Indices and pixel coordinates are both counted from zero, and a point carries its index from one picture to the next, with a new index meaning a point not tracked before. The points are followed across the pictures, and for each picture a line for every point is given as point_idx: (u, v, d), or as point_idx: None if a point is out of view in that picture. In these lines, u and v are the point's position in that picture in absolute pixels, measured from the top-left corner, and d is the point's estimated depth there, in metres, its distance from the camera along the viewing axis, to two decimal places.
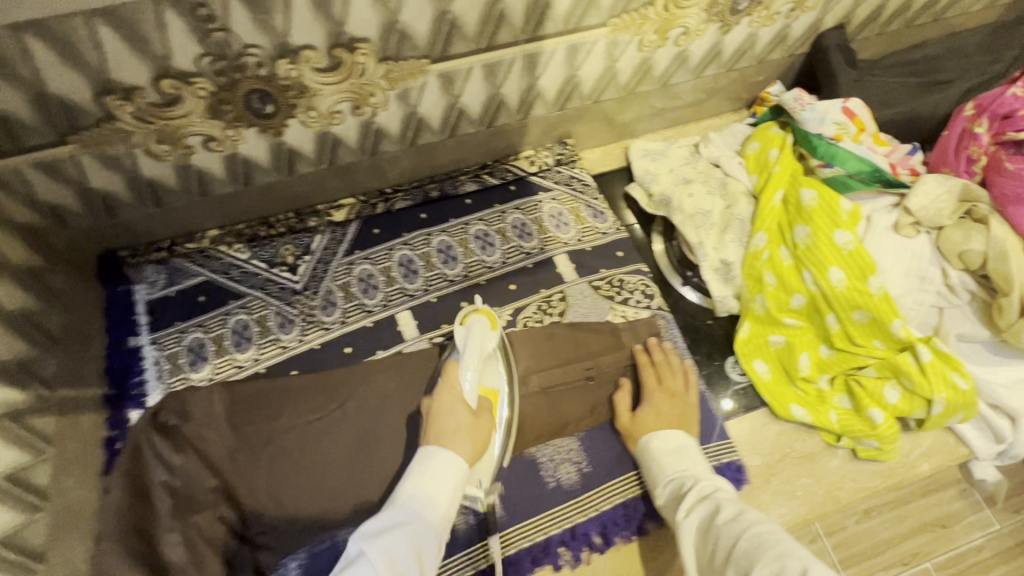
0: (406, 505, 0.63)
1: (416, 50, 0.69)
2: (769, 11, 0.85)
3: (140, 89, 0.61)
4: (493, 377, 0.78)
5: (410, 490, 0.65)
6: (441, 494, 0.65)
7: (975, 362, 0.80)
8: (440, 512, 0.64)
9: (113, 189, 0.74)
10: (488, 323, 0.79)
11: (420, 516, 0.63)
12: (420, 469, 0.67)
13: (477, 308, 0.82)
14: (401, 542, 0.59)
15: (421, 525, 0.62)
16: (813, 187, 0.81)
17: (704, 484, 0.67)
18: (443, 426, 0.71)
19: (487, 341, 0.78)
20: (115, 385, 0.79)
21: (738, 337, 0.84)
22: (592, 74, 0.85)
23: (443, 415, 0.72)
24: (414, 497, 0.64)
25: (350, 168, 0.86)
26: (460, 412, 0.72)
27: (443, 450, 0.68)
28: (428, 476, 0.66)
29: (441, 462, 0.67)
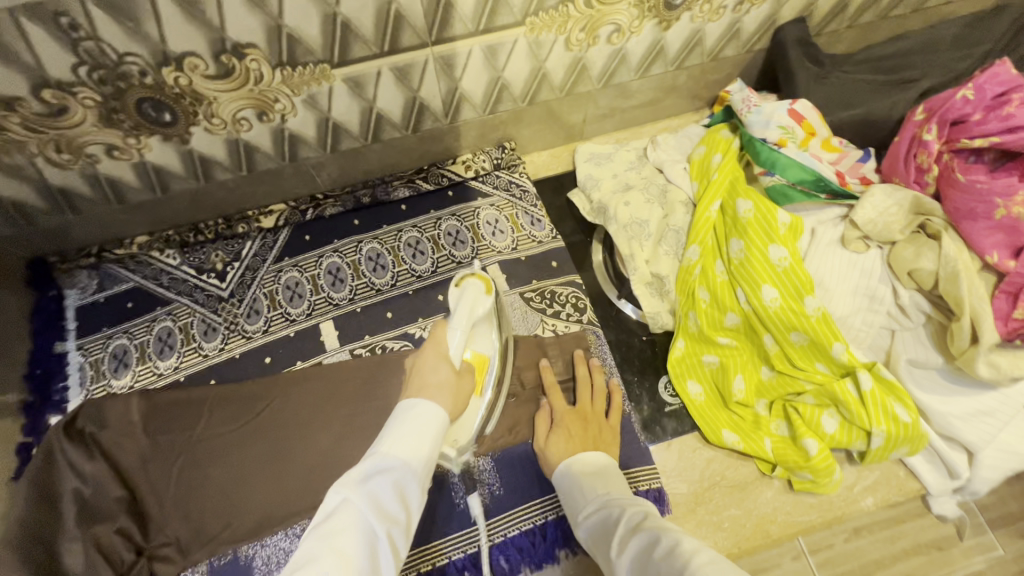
0: (389, 449, 0.51)
1: (312, 55, 0.66)
2: (712, 4, 0.79)
3: (22, 99, 0.60)
4: (484, 342, 0.68)
5: (394, 431, 0.53)
6: (425, 439, 0.53)
7: (931, 392, 0.73)
8: (427, 455, 0.53)
9: (25, 197, 0.74)
10: (484, 288, 0.65)
11: (407, 460, 0.51)
12: (402, 408, 0.55)
13: (474, 270, 0.66)
14: (384, 491, 0.49)
15: (406, 471, 0.51)
16: (749, 197, 0.75)
17: (630, 511, 0.58)
18: (423, 383, 0.58)
19: (479, 306, 0.65)
20: (36, 391, 0.80)
21: (672, 355, 0.80)
22: (520, 75, 0.80)
23: (422, 371, 0.60)
24: (396, 441, 0.52)
25: (273, 174, 0.85)
26: (444, 368, 0.60)
27: (424, 402, 0.55)
28: (411, 419, 0.53)
29: (425, 409, 0.54)
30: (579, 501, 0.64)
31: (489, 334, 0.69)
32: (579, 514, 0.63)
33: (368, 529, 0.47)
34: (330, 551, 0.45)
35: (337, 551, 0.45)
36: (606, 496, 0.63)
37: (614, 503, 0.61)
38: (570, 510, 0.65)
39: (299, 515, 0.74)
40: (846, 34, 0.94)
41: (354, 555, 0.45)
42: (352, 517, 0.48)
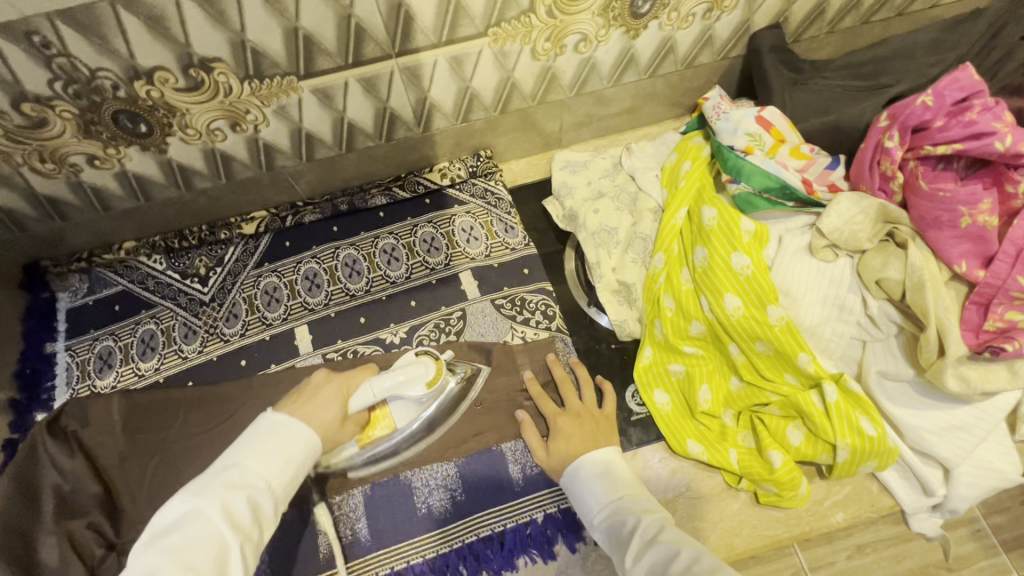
0: (250, 464, 0.55)
1: (277, 68, 0.68)
2: (680, 12, 0.79)
3: (4, 112, 0.64)
4: (401, 414, 0.73)
5: (258, 446, 0.57)
6: (288, 459, 0.58)
7: (903, 404, 0.70)
8: (288, 474, 0.57)
9: (15, 204, 0.78)
10: (428, 379, 0.69)
11: (266, 476, 0.56)
12: (270, 427, 0.59)
13: (438, 361, 0.71)
14: (238, 503, 0.53)
15: (266, 487, 0.55)
16: (714, 205, 0.75)
17: (646, 520, 0.60)
18: (308, 412, 0.63)
19: (409, 390, 0.68)
20: (26, 390, 0.83)
21: (639, 363, 0.79)
22: (488, 85, 0.82)
23: (315, 402, 0.65)
24: (261, 457, 0.56)
25: (251, 183, 0.87)
26: (334, 410, 0.65)
27: (299, 425, 0.60)
28: (281, 438, 0.58)
29: (295, 432, 0.59)
30: (589, 502, 0.66)
31: (409, 407, 0.73)
32: (589, 516, 0.65)
33: (218, 540, 0.50)
34: (177, 561, 0.48)
35: (184, 561, 0.48)
36: (617, 500, 0.64)
37: (627, 509, 0.63)
38: (579, 510, 0.67)
39: None
40: (827, 39, 0.92)
41: (200, 565, 0.49)
42: (200, 528, 0.51)
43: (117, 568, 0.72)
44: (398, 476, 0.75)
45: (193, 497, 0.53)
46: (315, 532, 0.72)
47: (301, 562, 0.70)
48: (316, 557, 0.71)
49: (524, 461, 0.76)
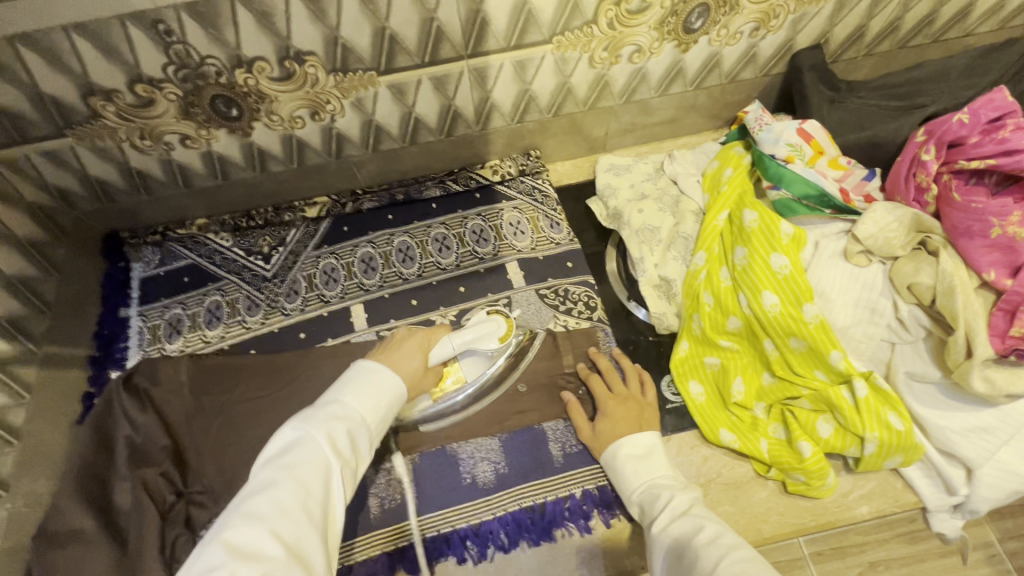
0: (349, 400, 0.59)
1: (362, 63, 0.75)
2: (729, 29, 0.85)
3: (119, 91, 0.71)
4: (471, 368, 0.83)
5: (356, 388, 0.61)
6: (381, 398, 0.62)
7: (929, 405, 0.74)
8: (380, 412, 0.61)
9: (108, 176, 0.85)
10: (500, 333, 0.81)
11: (362, 412, 0.60)
12: (365, 373, 0.64)
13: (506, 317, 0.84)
14: (341, 431, 0.56)
15: (362, 420, 0.59)
16: (755, 209, 0.80)
17: (678, 498, 0.63)
18: (397, 359, 0.69)
19: (483, 341, 0.79)
20: (101, 348, 0.89)
21: (675, 355, 0.84)
22: (547, 88, 0.88)
23: (404, 351, 0.71)
24: (357, 394, 0.60)
25: (319, 169, 0.94)
26: (418, 361, 0.70)
27: (388, 372, 0.65)
28: (374, 382, 0.62)
29: (384, 377, 0.64)
30: (629, 480, 0.71)
31: (478, 361, 0.84)
32: (628, 492, 0.70)
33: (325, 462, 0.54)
34: (289, 478, 0.51)
35: (295, 478, 0.52)
36: (655, 480, 0.69)
37: (662, 488, 0.67)
38: (618, 487, 0.72)
39: None
40: (864, 62, 0.98)
41: (309, 483, 0.52)
42: (309, 451, 0.54)
43: (182, 516, 0.77)
44: (445, 446, 0.81)
45: (301, 423, 0.57)
46: (366, 493, 0.77)
47: (353, 521, 0.75)
48: (368, 517, 0.75)
49: (564, 440, 0.81)
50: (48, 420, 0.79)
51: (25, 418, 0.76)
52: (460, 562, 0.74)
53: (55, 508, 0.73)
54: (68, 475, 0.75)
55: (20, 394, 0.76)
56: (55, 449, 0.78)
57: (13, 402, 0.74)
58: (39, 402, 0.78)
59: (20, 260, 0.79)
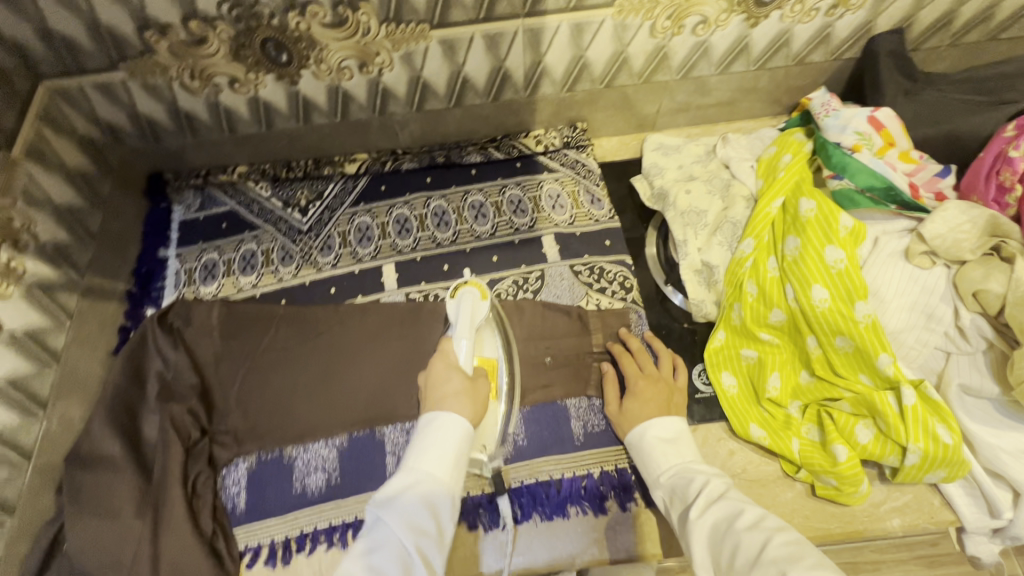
0: (416, 463, 0.60)
1: (415, 14, 0.73)
2: (805, 5, 0.80)
3: (173, 27, 0.71)
4: (490, 346, 0.79)
5: (419, 451, 0.62)
6: (448, 452, 0.62)
7: (981, 422, 0.69)
8: (450, 464, 0.61)
9: (157, 115, 0.86)
10: (480, 295, 0.80)
11: (430, 475, 0.60)
12: (425, 428, 0.64)
13: (468, 282, 0.82)
14: (415, 506, 0.57)
15: (432, 482, 0.59)
16: (813, 198, 0.75)
17: (713, 481, 0.61)
18: (443, 394, 0.68)
19: (477, 311, 0.78)
20: (140, 284, 0.90)
21: (710, 345, 0.81)
22: (602, 56, 0.84)
23: (438, 384, 0.70)
24: (424, 459, 0.61)
25: (363, 125, 0.93)
26: (457, 377, 0.71)
27: (443, 415, 0.64)
28: (433, 434, 0.63)
29: (447, 424, 0.64)
30: (656, 461, 0.68)
31: (492, 339, 0.80)
32: (655, 474, 0.67)
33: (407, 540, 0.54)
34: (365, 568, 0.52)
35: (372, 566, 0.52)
36: (685, 464, 0.66)
37: (693, 470, 0.64)
38: (645, 470, 0.69)
39: (339, 429, 0.81)
40: (947, 52, 0.91)
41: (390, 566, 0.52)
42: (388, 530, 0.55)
43: (205, 453, 0.78)
44: None
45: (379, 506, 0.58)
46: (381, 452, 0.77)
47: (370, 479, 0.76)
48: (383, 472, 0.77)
49: (587, 418, 0.80)
50: (85, 348, 0.81)
51: (64, 343, 0.78)
52: (471, 528, 0.73)
53: (88, 432, 0.75)
54: (102, 402, 0.77)
55: (61, 320, 0.78)
56: (90, 377, 0.81)
57: (54, 326, 0.76)
58: (78, 329, 0.80)
59: (68, 189, 0.81)
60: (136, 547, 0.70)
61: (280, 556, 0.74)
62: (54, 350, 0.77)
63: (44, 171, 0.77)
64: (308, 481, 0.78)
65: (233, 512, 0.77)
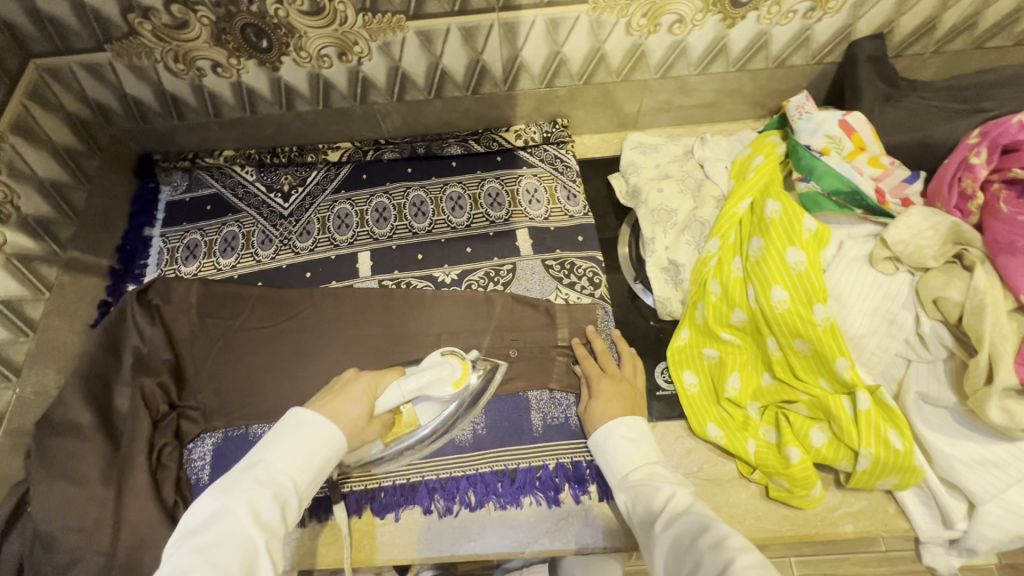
0: (274, 460, 0.57)
1: (391, 5, 0.75)
2: (781, 7, 0.80)
3: (155, 10, 0.74)
4: (425, 413, 0.77)
5: (283, 450, 0.58)
6: (313, 455, 0.59)
7: (939, 431, 0.69)
8: (312, 471, 0.58)
9: (144, 96, 0.89)
10: (455, 379, 0.73)
11: (291, 474, 0.57)
12: (295, 423, 0.60)
13: (465, 361, 0.76)
14: (263, 502, 0.54)
15: (291, 483, 0.56)
16: (779, 199, 0.75)
17: (679, 493, 0.60)
18: (336, 407, 0.66)
19: (437, 389, 0.72)
20: (124, 261, 0.93)
21: (674, 343, 0.81)
22: (579, 52, 0.85)
23: (344, 398, 0.67)
24: (284, 455, 0.58)
25: (345, 113, 0.95)
26: (361, 408, 0.67)
27: (322, 421, 0.61)
28: (301, 434, 0.60)
29: (317, 426, 0.61)
30: (621, 463, 0.68)
31: (434, 405, 0.78)
32: (623, 482, 0.67)
33: (248, 539, 0.51)
34: (204, 562, 0.49)
35: (211, 561, 0.49)
36: (651, 472, 0.65)
37: (660, 479, 0.64)
38: (613, 475, 0.69)
39: None
40: (932, 60, 0.90)
41: (228, 563, 0.49)
42: (229, 526, 0.52)
43: (173, 426, 0.80)
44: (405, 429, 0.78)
45: (222, 495, 0.54)
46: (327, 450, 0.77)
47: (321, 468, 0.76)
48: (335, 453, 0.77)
49: (547, 411, 0.80)
50: (63, 320, 0.83)
51: (42, 313, 0.80)
52: (425, 512, 0.75)
53: (60, 400, 0.77)
54: (76, 372, 0.80)
55: (41, 291, 0.81)
56: (67, 347, 0.83)
57: (33, 296, 0.79)
58: (58, 301, 0.83)
59: (54, 165, 0.84)
60: (97, 513, 0.72)
61: None
62: (32, 320, 0.79)
63: (30, 145, 0.80)
64: None
65: (197, 485, 0.78)
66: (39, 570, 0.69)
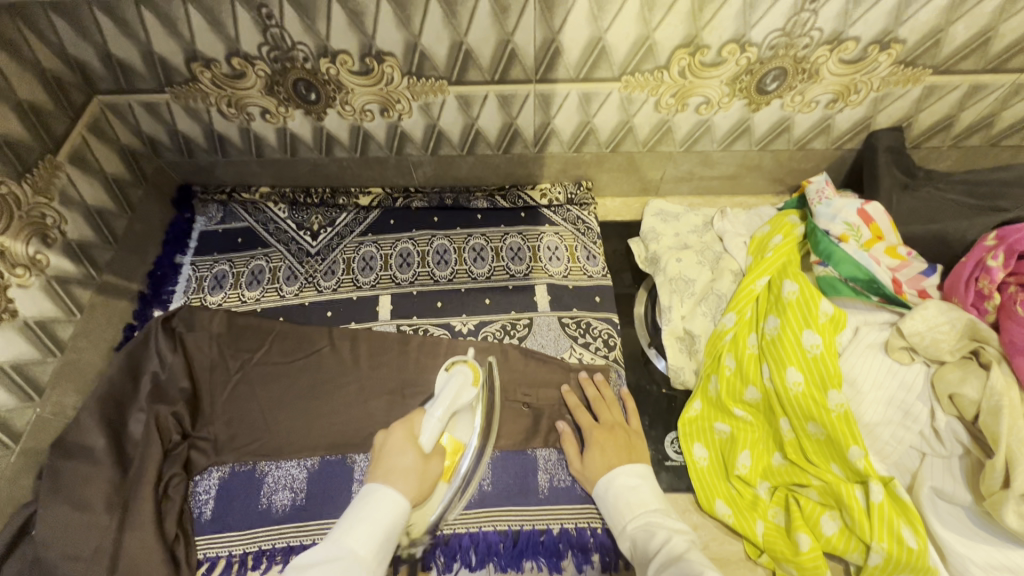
0: (341, 536, 0.61)
1: (435, 70, 0.80)
2: (805, 97, 0.84)
3: (217, 61, 0.79)
4: (463, 430, 0.78)
5: (348, 525, 0.62)
6: (375, 524, 0.62)
7: (955, 531, 0.66)
8: (375, 541, 0.61)
9: (193, 134, 0.94)
10: (471, 378, 0.78)
11: (356, 547, 0.60)
12: (361, 500, 0.65)
13: (467, 360, 0.80)
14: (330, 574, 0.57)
15: (353, 554, 0.59)
16: (796, 281, 0.77)
17: (674, 542, 0.61)
18: (389, 468, 0.69)
19: (462, 396, 0.76)
20: (152, 287, 0.95)
21: (686, 414, 0.82)
22: (608, 123, 0.89)
23: (393, 451, 0.71)
24: (349, 528, 0.62)
25: (380, 162, 0.99)
26: (412, 453, 0.71)
27: (381, 488, 0.66)
28: (366, 507, 0.64)
29: (378, 494, 0.65)
30: (621, 511, 0.68)
31: (468, 420, 0.78)
32: (621, 524, 0.68)
33: None
34: None
35: None
36: (649, 514, 0.67)
37: (658, 527, 0.64)
38: (610, 519, 0.70)
39: (312, 451, 0.83)
40: (949, 152, 0.93)
41: None
42: None
43: (183, 455, 0.80)
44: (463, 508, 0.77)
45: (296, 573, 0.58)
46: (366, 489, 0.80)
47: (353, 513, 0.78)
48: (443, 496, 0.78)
49: (554, 472, 0.80)
50: (89, 342, 0.85)
51: (71, 334, 0.82)
52: (425, 568, 0.73)
53: (76, 422, 0.78)
54: (95, 395, 0.81)
55: (73, 312, 0.83)
56: (90, 369, 0.85)
57: (64, 317, 0.81)
58: (88, 322, 0.85)
59: (100, 192, 0.88)
60: (99, 542, 0.71)
61: (235, 570, 0.75)
62: (61, 340, 0.81)
63: (84, 174, 0.84)
64: (274, 498, 0.79)
65: (199, 520, 0.78)
66: None
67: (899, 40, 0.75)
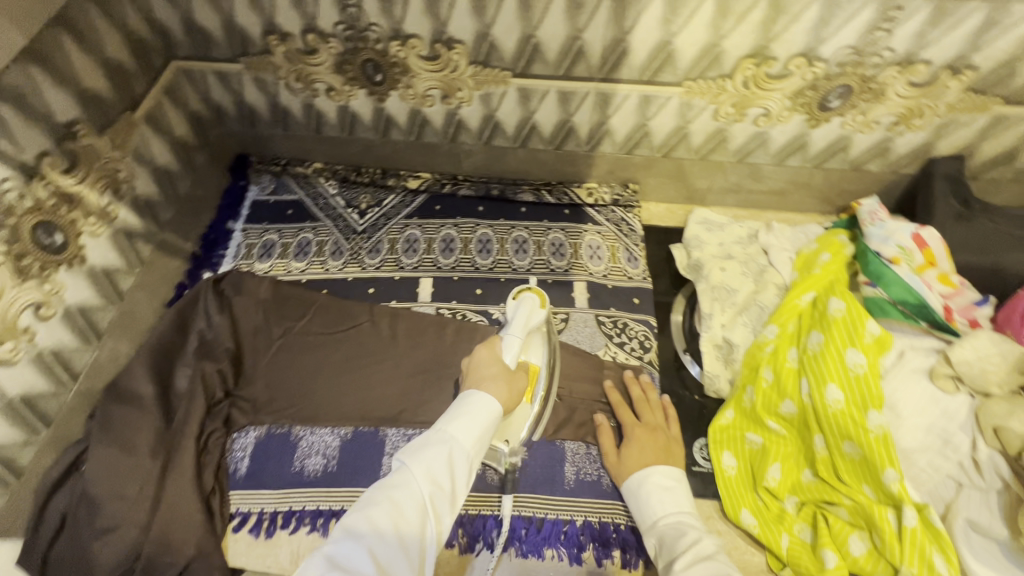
0: (445, 426, 0.59)
1: (501, 61, 0.81)
2: (866, 117, 0.84)
3: (292, 35, 0.83)
4: (536, 353, 0.77)
5: (450, 416, 0.61)
6: (477, 418, 0.60)
7: (989, 566, 0.63)
8: (476, 435, 0.59)
9: (258, 106, 0.97)
10: (539, 302, 0.78)
11: (461, 437, 0.58)
12: (463, 399, 0.63)
13: (529, 288, 0.81)
14: (438, 459, 0.56)
15: (460, 444, 0.58)
16: (844, 299, 0.77)
17: (703, 543, 0.62)
18: (480, 380, 0.68)
19: (533, 317, 0.76)
20: (204, 249, 0.98)
21: (717, 421, 0.82)
22: (664, 127, 0.90)
23: (479, 366, 0.71)
24: (453, 420, 0.60)
25: (433, 147, 1.02)
26: (498, 365, 0.70)
27: (477, 393, 0.64)
28: (468, 405, 0.62)
29: (479, 398, 0.63)
30: (652, 509, 0.69)
31: (538, 344, 0.78)
32: (650, 520, 0.69)
33: (421, 500, 0.53)
34: (386, 501, 0.53)
35: (392, 503, 0.53)
36: (680, 514, 0.68)
37: (688, 528, 0.65)
38: (639, 515, 0.71)
39: (346, 421, 0.85)
40: (1009, 186, 0.91)
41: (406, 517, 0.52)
42: (406, 486, 0.54)
43: (224, 412, 0.83)
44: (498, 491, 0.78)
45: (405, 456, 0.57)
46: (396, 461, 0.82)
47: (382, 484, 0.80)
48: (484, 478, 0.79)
49: (580, 465, 0.81)
50: (144, 295, 0.89)
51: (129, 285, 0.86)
52: (448, 545, 0.74)
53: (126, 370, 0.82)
54: (146, 345, 0.84)
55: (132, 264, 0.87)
56: (142, 321, 0.88)
57: (123, 268, 0.85)
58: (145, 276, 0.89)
59: (167, 153, 0.92)
60: (140, 485, 0.73)
61: (264, 528, 0.77)
62: (119, 290, 0.85)
63: (155, 134, 0.88)
64: (307, 463, 0.82)
65: (233, 475, 0.81)
66: (78, 530, 0.71)
67: (971, 66, 0.74)
